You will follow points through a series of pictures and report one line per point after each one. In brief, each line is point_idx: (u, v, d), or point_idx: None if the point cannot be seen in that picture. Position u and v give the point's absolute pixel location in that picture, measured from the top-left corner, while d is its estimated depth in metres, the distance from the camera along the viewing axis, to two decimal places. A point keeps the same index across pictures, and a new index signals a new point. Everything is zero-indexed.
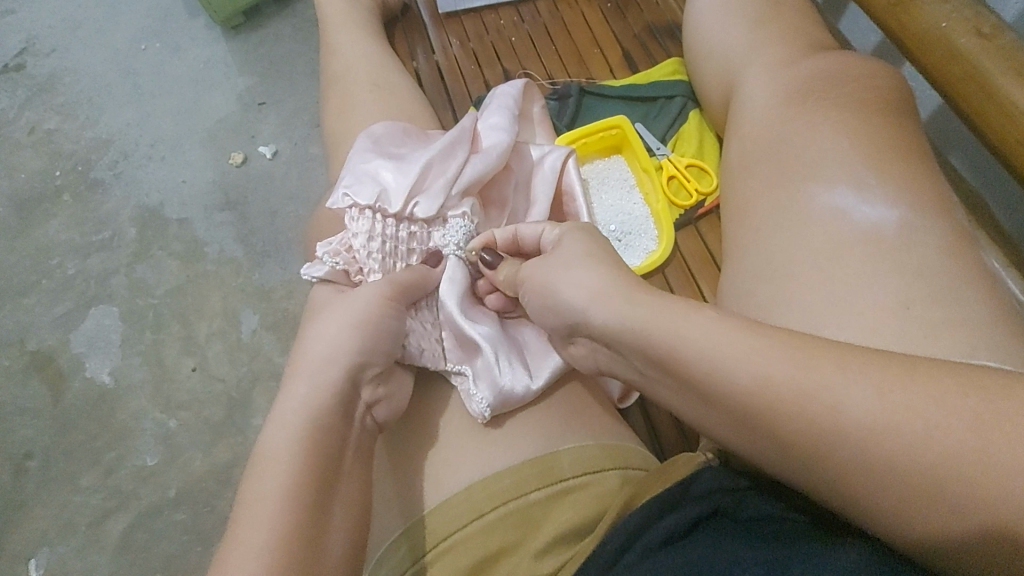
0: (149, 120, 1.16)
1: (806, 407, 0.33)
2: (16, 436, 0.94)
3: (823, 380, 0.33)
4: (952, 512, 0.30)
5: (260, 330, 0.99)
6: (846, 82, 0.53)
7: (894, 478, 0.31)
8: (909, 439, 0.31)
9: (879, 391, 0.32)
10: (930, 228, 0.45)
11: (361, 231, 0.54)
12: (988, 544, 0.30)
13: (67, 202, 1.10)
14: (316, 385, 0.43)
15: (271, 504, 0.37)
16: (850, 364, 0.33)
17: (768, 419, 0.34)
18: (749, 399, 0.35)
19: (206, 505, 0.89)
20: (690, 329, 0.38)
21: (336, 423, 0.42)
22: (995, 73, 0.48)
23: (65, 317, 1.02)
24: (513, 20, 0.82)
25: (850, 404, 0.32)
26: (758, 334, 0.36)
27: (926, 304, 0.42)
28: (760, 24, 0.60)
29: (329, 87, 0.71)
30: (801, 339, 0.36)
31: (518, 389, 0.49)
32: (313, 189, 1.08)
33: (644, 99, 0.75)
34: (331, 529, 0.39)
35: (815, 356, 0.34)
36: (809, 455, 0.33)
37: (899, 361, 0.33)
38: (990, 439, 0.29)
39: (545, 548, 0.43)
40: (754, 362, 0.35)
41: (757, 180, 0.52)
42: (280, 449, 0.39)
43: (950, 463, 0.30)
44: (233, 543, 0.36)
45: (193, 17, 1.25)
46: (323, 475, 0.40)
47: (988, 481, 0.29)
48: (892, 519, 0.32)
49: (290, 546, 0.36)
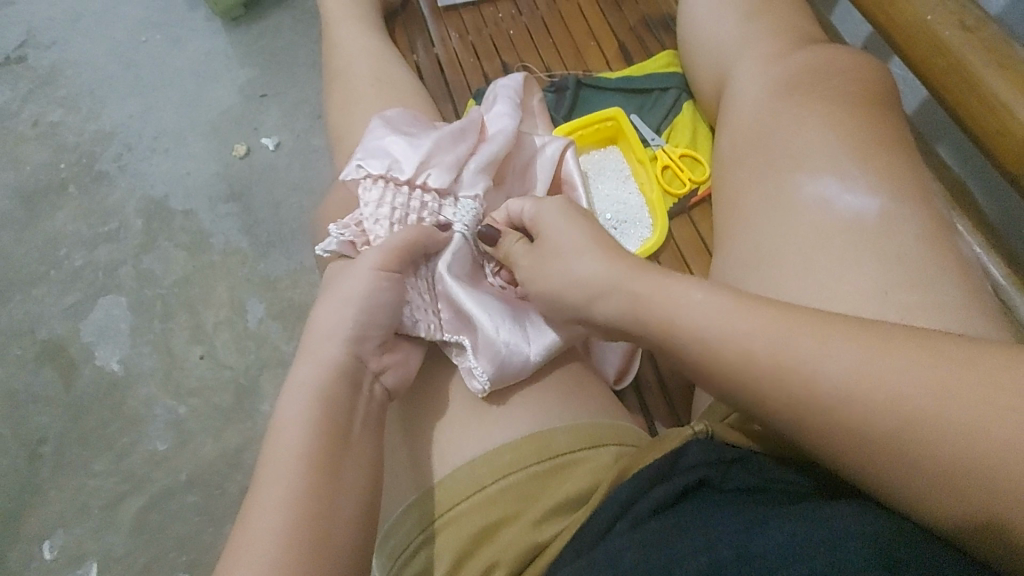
0: (151, 112, 1.17)
1: (789, 364, 0.37)
2: (30, 422, 0.97)
3: (799, 344, 0.37)
4: (919, 466, 0.33)
5: (266, 318, 1.01)
6: (831, 76, 0.54)
7: (868, 427, 0.35)
8: (876, 401, 0.35)
9: (846, 350, 0.36)
10: (910, 217, 0.47)
11: (371, 200, 0.56)
12: (954, 498, 0.33)
13: (72, 194, 1.12)
14: (322, 358, 0.45)
15: (287, 464, 0.40)
16: (827, 329, 0.38)
17: (754, 378, 0.38)
18: (736, 360, 0.39)
19: (217, 487, 0.92)
20: (681, 303, 0.42)
21: (346, 391, 0.45)
22: (978, 64, 0.50)
23: (75, 307, 1.04)
24: (511, 12, 0.83)
25: (826, 362, 0.36)
26: (746, 305, 0.40)
27: (903, 289, 0.44)
28: (753, 17, 0.62)
29: (331, 81, 0.73)
30: (788, 309, 0.40)
31: (517, 361, 0.51)
32: (315, 180, 1.09)
33: (639, 91, 0.77)
34: (345, 487, 0.41)
35: (794, 325, 0.38)
36: (789, 410, 0.37)
37: (871, 329, 0.37)
38: (950, 393, 0.33)
39: (540, 518, 0.45)
40: (742, 326, 0.39)
41: (743, 173, 0.55)
42: (293, 414, 0.43)
43: (912, 420, 0.34)
44: (256, 497, 0.39)
45: (193, 9, 1.26)
46: (333, 437, 0.42)
47: (948, 435, 0.33)
48: (868, 470, 0.35)
49: (305, 502, 0.39)
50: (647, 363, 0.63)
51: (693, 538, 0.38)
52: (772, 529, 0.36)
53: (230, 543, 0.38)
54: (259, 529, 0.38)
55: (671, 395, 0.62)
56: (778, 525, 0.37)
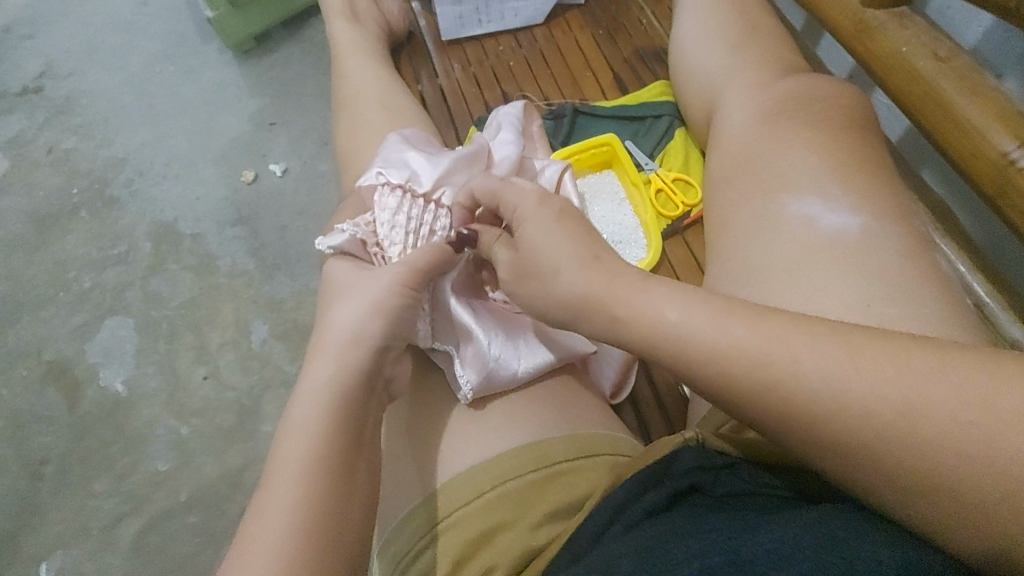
0: (163, 139, 1.22)
1: (766, 370, 0.36)
2: (33, 443, 0.98)
3: (776, 347, 0.36)
4: (899, 467, 0.32)
5: (270, 339, 1.03)
6: (813, 103, 0.57)
7: (844, 434, 0.34)
8: (853, 401, 0.33)
9: (823, 350, 0.35)
10: (888, 234, 0.49)
11: (388, 206, 0.59)
12: (937, 502, 0.31)
13: (84, 218, 1.16)
14: (338, 361, 0.47)
15: (299, 464, 0.42)
16: (804, 333, 0.36)
17: (732, 382, 0.37)
18: (714, 365, 0.38)
19: (217, 508, 0.92)
20: (656, 307, 0.41)
21: (361, 395, 0.47)
22: (951, 91, 0.53)
23: (81, 328, 1.06)
24: (511, 45, 0.87)
25: (803, 363, 0.35)
26: (722, 307, 0.39)
27: (884, 301, 0.46)
28: (739, 48, 0.65)
29: (339, 108, 0.76)
30: (765, 313, 0.38)
31: (504, 373, 0.54)
32: (320, 204, 1.12)
33: (633, 119, 0.80)
34: (355, 490, 0.43)
35: (769, 326, 0.37)
36: (767, 413, 0.36)
37: (847, 330, 0.36)
38: (925, 392, 0.32)
39: (538, 522, 0.46)
40: (718, 329, 0.38)
41: (732, 192, 0.57)
42: (307, 418, 0.44)
43: (889, 418, 0.32)
44: (271, 496, 0.41)
45: (206, 42, 1.32)
46: (347, 441, 0.44)
47: (926, 433, 0.32)
48: (844, 477, 0.34)
49: (319, 503, 0.40)
50: (642, 376, 0.65)
51: (689, 543, 0.39)
52: (763, 530, 0.38)
53: (242, 539, 0.40)
54: (273, 526, 0.39)
55: (667, 410, 0.63)
56: (768, 528, 0.38)
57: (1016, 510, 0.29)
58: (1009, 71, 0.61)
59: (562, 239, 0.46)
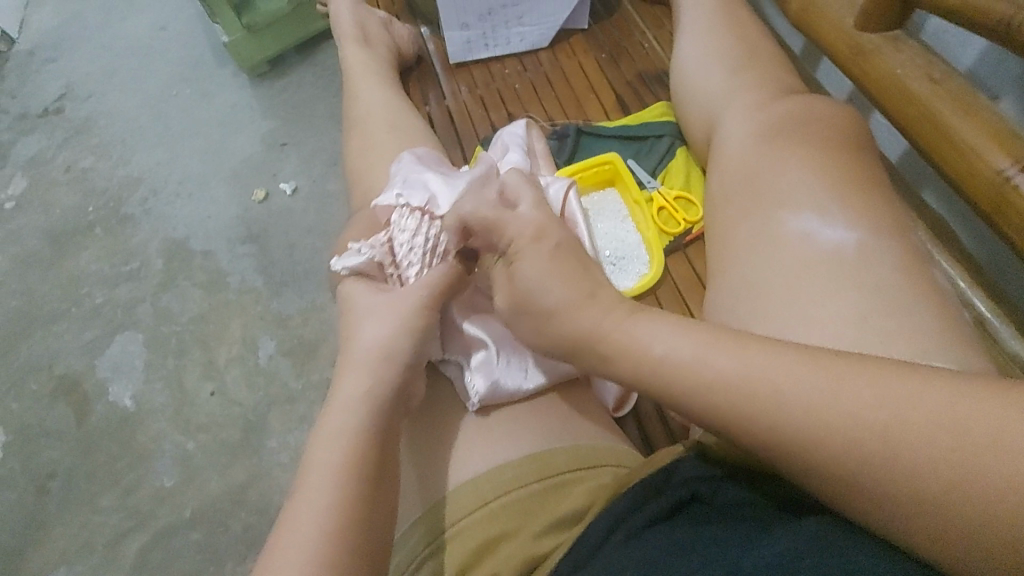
0: (177, 159, 1.25)
1: (754, 395, 0.37)
2: (41, 456, 0.99)
3: (764, 376, 0.37)
4: (889, 490, 0.32)
5: (277, 355, 1.04)
6: (810, 123, 0.59)
7: (834, 456, 0.34)
8: (838, 425, 0.34)
9: (808, 377, 0.36)
10: (883, 248, 0.50)
11: (407, 228, 0.60)
12: (932, 523, 0.31)
13: (98, 235, 1.18)
14: (368, 375, 0.50)
15: (329, 470, 0.44)
16: (787, 359, 0.38)
17: (721, 411, 0.38)
18: (704, 394, 0.39)
19: (220, 524, 0.92)
20: (649, 340, 0.42)
21: (391, 407, 0.49)
22: (946, 112, 0.54)
23: (92, 343, 1.08)
24: (516, 69, 0.90)
25: (790, 390, 0.36)
26: (712, 338, 0.40)
27: (882, 316, 0.47)
28: (738, 71, 0.67)
29: (350, 128, 0.78)
30: (754, 343, 0.40)
31: (511, 384, 0.54)
32: (329, 222, 1.14)
33: (636, 139, 0.81)
34: (379, 495, 0.44)
35: (757, 357, 0.38)
36: (758, 440, 0.37)
37: (832, 357, 0.37)
38: (908, 414, 0.33)
39: (540, 531, 0.47)
40: (707, 359, 0.39)
41: (731, 210, 0.58)
42: (338, 428, 0.46)
43: (874, 442, 0.33)
44: (301, 501, 0.43)
45: (221, 66, 1.36)
46: (375, 452, 0.46)
47: (912, 454, 0.32)
48: (840, 499, 0.34)
49: (346, 507, 0.42)
50: None
51: (689, 560, 0.38)
52: (765, 538, 0.38)
53: (273, 542, 0.42)
54: (302, 528, 0.41)
55: (668, 422, 0.63)
56: (775, 538, 0.38)
57: (1014, 521, 0.29)
58: (1005, 93, 0.62)
59: (563, 254, 0.47)
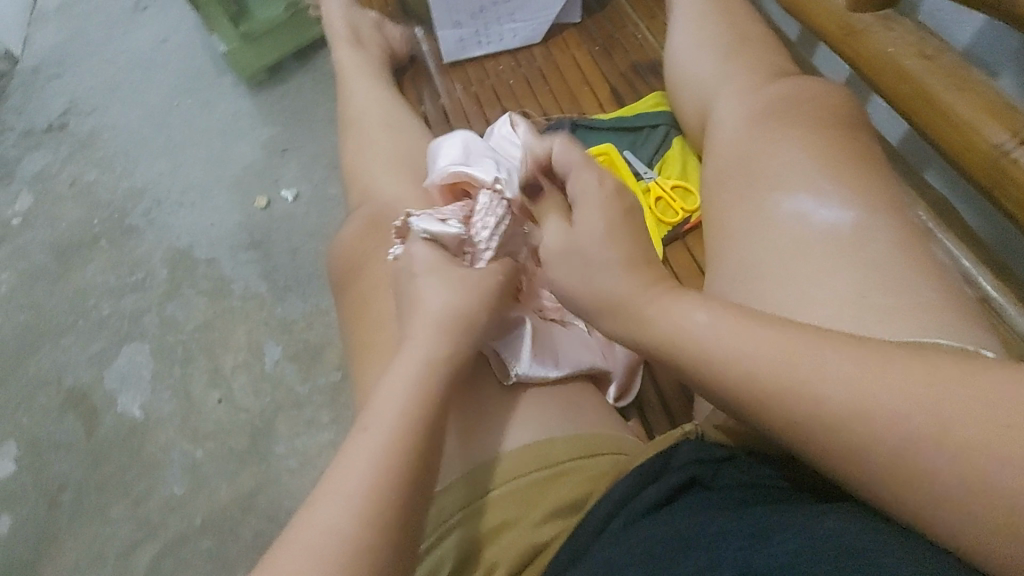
0: (179, 170, 1.26)
1: (787, 380, 0.34)
2: (52, 467, 1.00)
3: (799, 358, 0.35)
4: (928, 480, 0.30)
5: (282, 360, 1.04)
6: (803, 103, 0.58)
7: (870, 443, 0.31)
8: (873, 412, 0.31)
9: (845, 361, 0.34)
10: (883, 228, 0.49)
11: (497, 214, 0.55)
12: (978, 518, 0.28)
13: (104, 248, 1.19)
14: (435, 341, 0.48)
15: (379, 436, 0.42)
16: (821, 341, 0.35)
17: (753, 394, 0.35)
18: (738, 376, 0.36)
19: (230, 530, 0.92)
20: (685, 319, 0.40)
21: (450, 377, 0.47)
22: (941, 88, 0.54)
23: (100, 354, 1.09)
24: (510, 65, 0.90)
25: (827, 374, 0.33)
26: (748, 319, 0.38)
27: (880, 292, 0.46)
28: (732, 56, 0.67)
29: (346, 129, 0.79)
30: (790, 326, 0.37)
31: (550, 372, 0.54)
32: (329, 226, 1.14)
33: (632, 129, 0.81)
34: (424, 471, 0.42)
35: (794, 339, 0.36)
36: (791, 426, 0.34)
37: (870, 344, 0.34)
38: (950, 404, 0.30)
39: (542, 518, 0.47)
40: (742, 340, 0.37)
41: (727, 196, 0.58)
42: (396, 390, 0.44)
43: (912, 430, 0.30)
44: (344, 467, 0.40)
45: (220, 76, 1.37)
46: (427, 424, 0.43)
47: (956, 446, 0.29)
48: (868, 492, 0.32)
49: (387, 482, 0.40)
50: (647, 381, 0.65)
51: (695, 556, 0.35)
52: (761, 514, 0.37)
53: (309, 505, 0.40)
54: (344, 496, 0.39)
55: (669, 409, 0.63)
56: (770, 515, 0.37)
57: None
58: (1005, 69, 0.61)
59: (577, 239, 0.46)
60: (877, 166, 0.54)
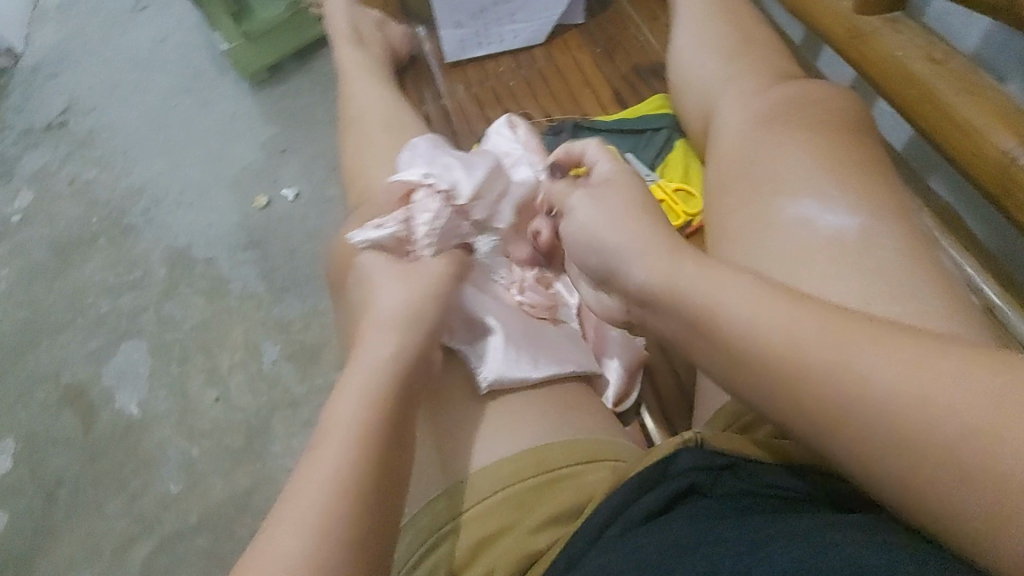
0: (179, 168, 1.25)
1: (827, 376, 0.31)
2: (47, 465, 0.99)
3: (847, 351, 0.31)
4: (968, 505, 0.26)
5: (280, 360, 1.03)
6: (809, 106, 0.58)
7: (908, 456, 0.28)
8: (916, 423, 0.28)
9: (897, 362, 0.29)
10: (890, 233, 0.49)
11: (430, 208, 0.57)
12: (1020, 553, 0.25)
13: (102, 245, 1.19)
14: (397, 345, 0.48)
15: (349, 439, 0.41)
16: (876, 333, 0.31)
17: (786, 385, 0.32)
18: (774, 365, 0.32)
19: (225, 530, 0.91)
20: (720, 297, 0.36)
21: (413, 380, 0.48)
22: (948, 92, 0.53)
23: (97, 351, 1.08)
24: (512, 66, 0.89)
25: (873, 373, 0.29)
26: (793, 302, 0.34)
27: (886, 300, 0.45)
28: (734, 58, 0.66)
29: (345, 128, 0.78)
30: (844, 312, 0.33)
31: (524, 372, 0.53)
32: (329, 226, 1.13)
33: (633, 132, 0.80)
34: (394, 474, 0.42)
35: (845, 328, 0.31)
36: (820, 426, 0.31)
37: (932, 342, 0.30)
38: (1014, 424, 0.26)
39: (538, 525, 0.46)
40: (784, 326, 0.33)
41: (731, 198, 0.57)
42: (363, 394, 0.44)
43: (960, 449, 0.27)
44: (314, 471, 0.40)
45: (221, 74, 1.36)
46: (394, 428, 0.44)
47: (1008, 473, 0.25)
48: (900, 507, 0.29)
49: (359, 484, 0.39)
50: (647, 386, 0.64)
51: (693, 563, 0.35)
52: (760, 524, 0.36)
53: (279, 511, 0.38)
54: (315, 500, 0.38)
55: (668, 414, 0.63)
56: (769, 525, 0.36)
57: None
58: (1011, 74, 0.61)
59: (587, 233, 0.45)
60: (882, 170, 0.54)
